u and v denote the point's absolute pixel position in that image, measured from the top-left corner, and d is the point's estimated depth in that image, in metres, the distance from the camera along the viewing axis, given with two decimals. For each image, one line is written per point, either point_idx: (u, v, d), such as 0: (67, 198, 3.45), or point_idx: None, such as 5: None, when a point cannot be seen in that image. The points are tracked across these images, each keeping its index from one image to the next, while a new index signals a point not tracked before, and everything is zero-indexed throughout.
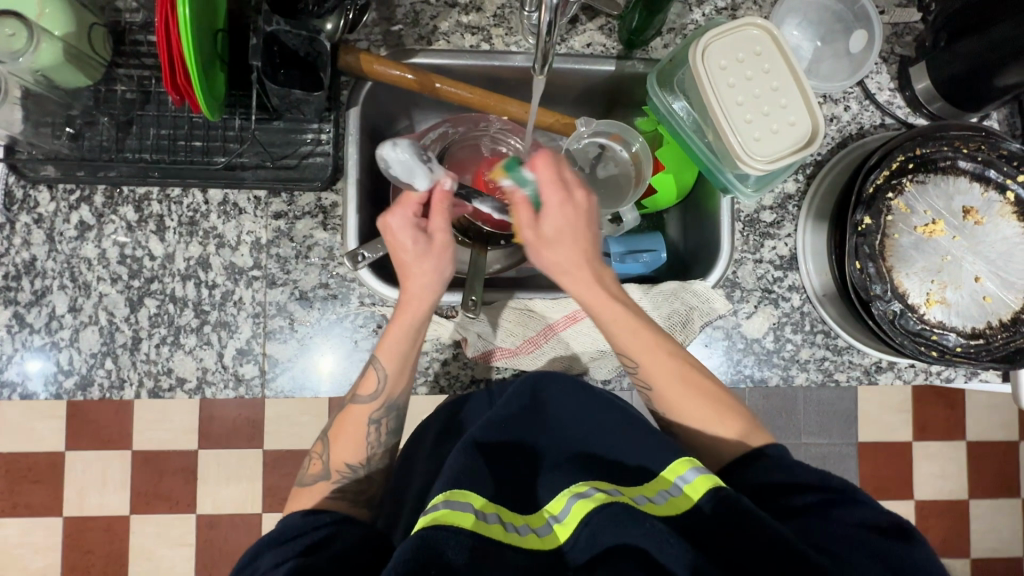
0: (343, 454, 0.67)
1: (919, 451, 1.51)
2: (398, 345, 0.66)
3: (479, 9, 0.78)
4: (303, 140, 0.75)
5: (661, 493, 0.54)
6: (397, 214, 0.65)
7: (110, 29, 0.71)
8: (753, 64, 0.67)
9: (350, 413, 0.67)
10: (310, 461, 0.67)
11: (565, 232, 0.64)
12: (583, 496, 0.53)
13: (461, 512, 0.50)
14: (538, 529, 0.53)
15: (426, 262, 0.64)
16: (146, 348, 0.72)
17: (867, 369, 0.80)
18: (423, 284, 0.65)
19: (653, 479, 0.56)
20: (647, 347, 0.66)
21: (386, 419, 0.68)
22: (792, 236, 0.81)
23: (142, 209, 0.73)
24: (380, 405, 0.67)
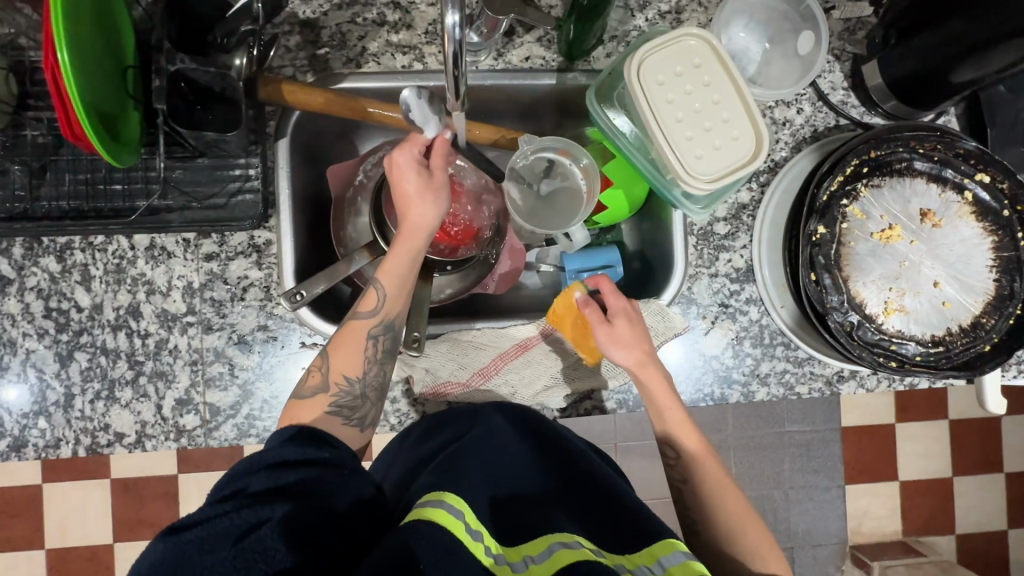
0: (341, 365, 0.63)
1: (902, 432, 1.52)
2: (399, 265, 0.66)
3: (409, 26, 0.74)
4: (230, 177, 0.71)
5: (643, 571, 0.50)
6: (404, 149, 0.67)
7: (12, 68, 0.67)
8: (693, 76, 0.64)
9: (351, 328, 0.64)
10: (309, 372, 0.62)
11: (631, 337, 0.66)
12: (567, 546, 0.49)
13: (454, 519, 0.46)
14: (514, 562, 0.47)
15: (426, 192, 0.66)
16: (80, 404, 0.70)
17: (829, 379, 0.78)
18: (432, 212, 0.67)
19: (638, 551, 0.52)
20: (706, 467, 0.64)
21: (384, 338, 0.65)
22: (747, 247, 0.78)
23: (65, 259, 0.70)
24: (380, 321, 0.64)
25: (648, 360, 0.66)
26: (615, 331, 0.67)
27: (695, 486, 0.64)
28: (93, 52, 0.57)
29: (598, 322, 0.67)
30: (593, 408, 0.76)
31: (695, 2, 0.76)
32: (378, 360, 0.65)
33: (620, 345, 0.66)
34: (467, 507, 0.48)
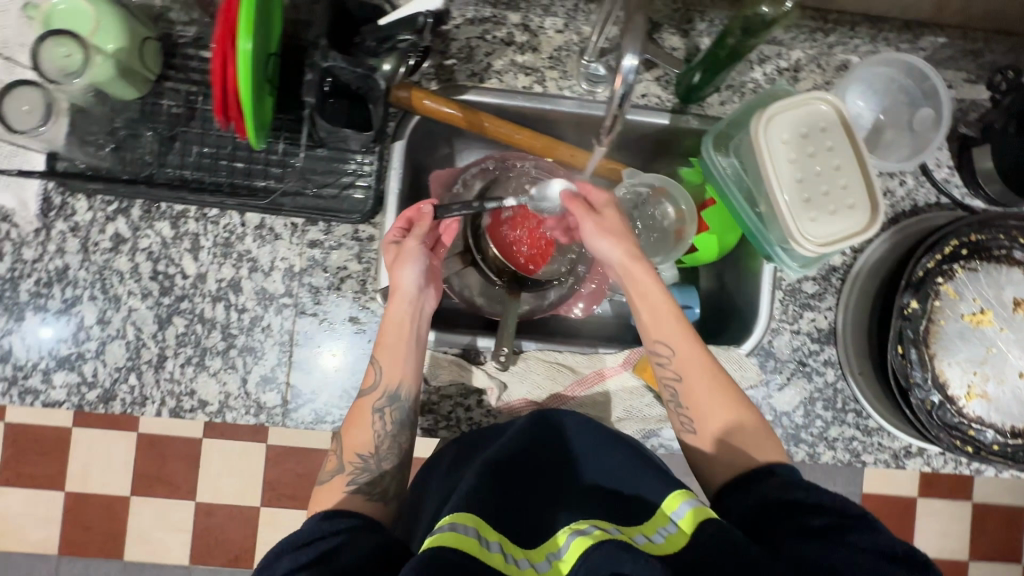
0: (355, 444, 0.66)
1: (923, 507, 1.50)
2: (391, 337, 0.67)
3: (535, 49, 0.76)
4: (345, 170, 0.73)
5: (659, 532, 0.50)
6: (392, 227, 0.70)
7: (162, 42, 0.70)
8: (817, 140, 0.65)
9: (359, 405, 0.67)
10: (326, 456, 0.66)
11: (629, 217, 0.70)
12: (582, 533, 0.49)
13: (468, 538, 0.46)
14: (536, 564, 0.49)
15: (399, 267, 0.67)
16: (170, 367, 0.72)
17: (896, 453, 0.78)
18: (406, 275, 0.67)
19: (652, 517, 0.53)
20: (693, 360, 0.65)
21: (390, 409, 0.67)
22: (833, 309, 0.79)
23: (178, 226, 0.72)
24: (381, 393, 0.67)
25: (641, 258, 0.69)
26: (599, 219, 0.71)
27: (684, 381, 0.65)
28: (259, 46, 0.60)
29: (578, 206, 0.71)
30: (659, 446, 0.77)
31: (814, 63, 0.78)
32: (391, 432, 0.67)
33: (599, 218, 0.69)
34: (478, 520, 0.48)
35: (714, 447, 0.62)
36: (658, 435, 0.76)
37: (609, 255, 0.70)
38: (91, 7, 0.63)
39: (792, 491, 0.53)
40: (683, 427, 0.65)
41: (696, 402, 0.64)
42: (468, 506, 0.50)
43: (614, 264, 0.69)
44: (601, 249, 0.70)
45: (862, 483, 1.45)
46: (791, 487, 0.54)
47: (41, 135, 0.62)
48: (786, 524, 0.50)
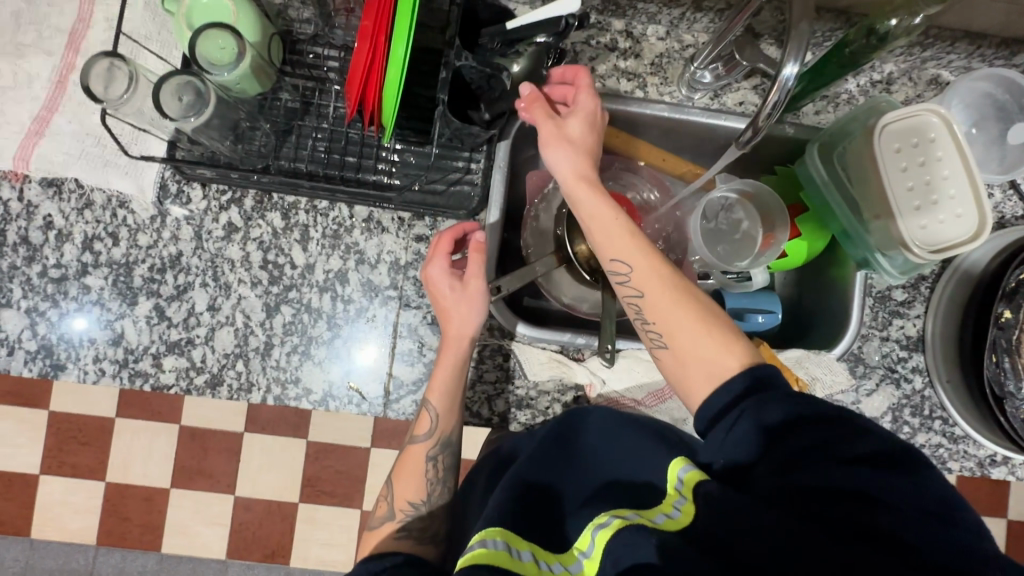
0: (406, 492, 0.68)
1: None
2: (444, 383, 0.68)
3: (637, 55, 0.78)
4: (453, 167, 0.75)
5: (675, 507, 0.49)
6: (433, 263, 0.68)
7: (284, 38, 0.72)
8: (926, 150, 0.66)
9: (410, 453, 0.69)
10: (377, 502, 0.68)
11: (588, 128, 0.64)
12: (603, 526, 0.50)
13: (496, 551, 0.47)
14: (570, 567, 0.49)
15: (463, 307, 0.67)
16: (276, 355, 0.73)
17: (981, 461, 0.79)
18: (471, 318, 0.67)
19: (664, 497, 0.52)
20: (660, 278, 0.60)
21: (442, 456, 0.69)
22: (921, 317, 0.80)
23: (289, 217, 0.74)
24: (436, 442, 0.68)
25: (596, 184, 0.62)
26: (565, 131, 0.63)
27: (648, 298, 0.60)
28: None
29: (541, 110, 0.63)
30: None
31: (906, 77, 0.80)
32: (438, 479, 0.69)
33: (571, 136, 0.63)
34: (508, 534, 0.49)
35: (689, 363, 0.58)
36: None
37: (561, 174, 0.62)
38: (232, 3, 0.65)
39: (779, 405, 0.52)
40: (654, 347, 0.61)
41: (668, 324, 0.59)
42: (495, 520, 0.51)
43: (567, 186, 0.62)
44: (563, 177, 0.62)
45: None
46: (778, 402, 0.52)
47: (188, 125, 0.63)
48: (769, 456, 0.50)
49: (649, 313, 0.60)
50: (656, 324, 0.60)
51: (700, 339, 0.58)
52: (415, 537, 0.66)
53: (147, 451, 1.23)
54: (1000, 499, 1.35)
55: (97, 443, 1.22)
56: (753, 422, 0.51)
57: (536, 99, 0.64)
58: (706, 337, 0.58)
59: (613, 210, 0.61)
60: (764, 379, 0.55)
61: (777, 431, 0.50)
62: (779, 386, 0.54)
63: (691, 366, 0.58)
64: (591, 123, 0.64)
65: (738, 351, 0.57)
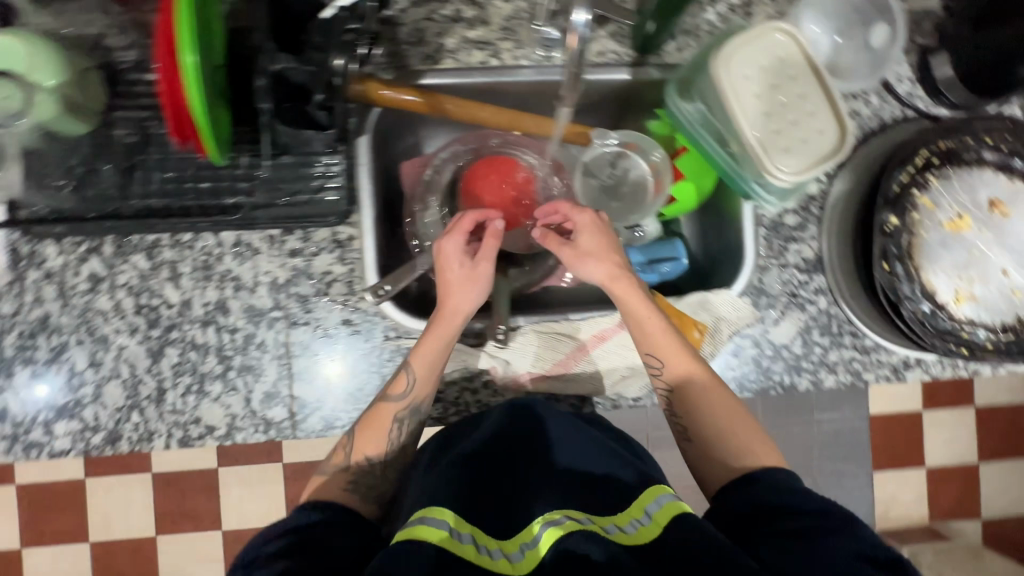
0: (366, 444, 0.66)
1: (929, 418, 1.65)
2: (428, 353, 0.66)
3: (485, 22, 0.75)
4: (313, 174, 0.72)
5: (631, 523, 0.51)
6: (451, 239, 0.69)
7: (103, 71, 0.68)
8: (778, 70, 0.64)
9: (380, 410, 0.66)
10: (336, 449, 0.66)
11: (599, 238, 0.69)
12: (554, 523, 0.51)
13: (433, 531, 0.49)
14: (510, 554, 0.50)
15: (467, 285, 0.67)
16: (171, 398, 0.71)
17: (895, 367, 0.80)
18: (467, 297, 0.67)
19: (626, 508, 0.53)
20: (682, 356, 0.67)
21: (408, 422, 0.67)
22: (815, 239, 0.80)
23: (154, 256, 0.71)
24: (407, 405, 0.66)
25: (616, 272, 0.67)
26: (581, 247, 0.69)
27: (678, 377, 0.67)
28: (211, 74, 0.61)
29: (555, 241, 0.70)
30: None
31: None
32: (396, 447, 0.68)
33: (458, 304, 0.66)
34: (452, 516, 0.51)
35: (699, 410, 0.65)
36: None
37: (413, 377, 0.66)
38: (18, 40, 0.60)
39: (790, 496, 0.56)
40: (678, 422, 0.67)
41: (694, 398, 0.66)
42: (442, 501, 0.53)
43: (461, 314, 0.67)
44: (456, 308, 0.67)
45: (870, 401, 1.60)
46: (772, 492, 0.57)
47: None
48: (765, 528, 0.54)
49: (678, 396, 0.67)
50: (676, 392, 0.67)
51: (716, 413, 0.65)
52: (363, 492, 0.64)
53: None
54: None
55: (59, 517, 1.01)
56: (749, 500, 0.57)
57: (549, 235, 0.71)
58: (723, 411, 0.65)
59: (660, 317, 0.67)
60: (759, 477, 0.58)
61: (776, 518, 0.54)
62: (792, 482, 0.58)
63: (707, 465, 0.63)
64: (604, 243, 0.69)
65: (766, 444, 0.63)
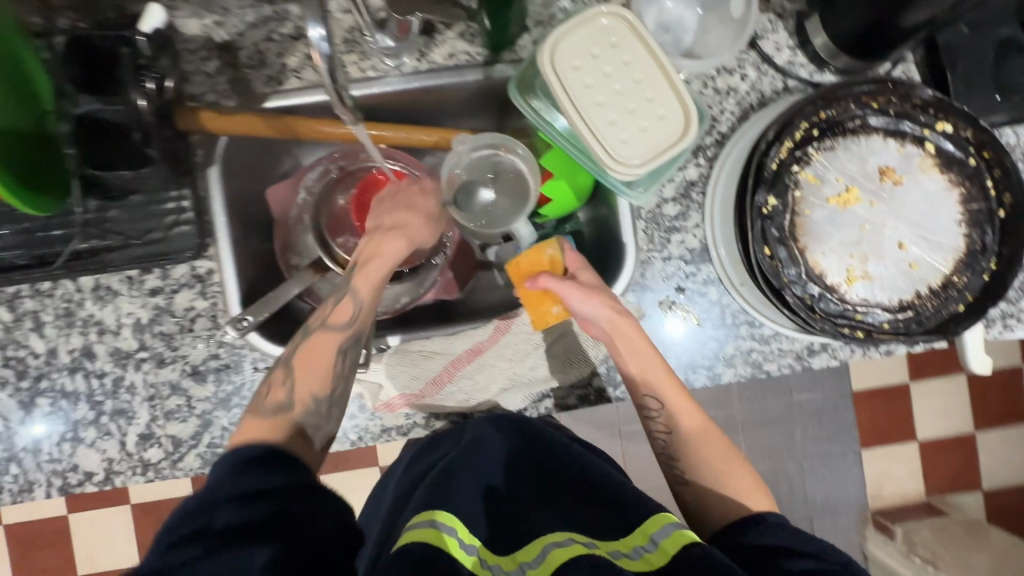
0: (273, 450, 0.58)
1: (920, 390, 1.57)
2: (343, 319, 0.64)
3: (327, 36, 0.72)
4: (165, 210, 0.70)
5: (637, 549, 0.50)
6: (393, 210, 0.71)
7: None
8: (611, 56, 0.61)
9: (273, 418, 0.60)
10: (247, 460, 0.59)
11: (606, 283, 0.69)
12: (560, 545, 0.50)
13: (438, 535, 0.49)
14: (510, 571, 0.50)
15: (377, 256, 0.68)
16: (47, 447, 0.71)
17: (799, 354, 0.76)
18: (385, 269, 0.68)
19: (629, 532, 0.53)
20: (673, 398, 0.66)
21: (310, 416, 0.61)
22: (700, 226, 0.75)
23: (16, 307, 0.71)
24: (324, 397, 0.62)
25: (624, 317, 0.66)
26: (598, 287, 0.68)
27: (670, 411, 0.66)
28: (23, 125, 0.62)
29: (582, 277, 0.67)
30: (554, 406, 0.74)
31: None
32: None
33: (389, 250, 0.68)
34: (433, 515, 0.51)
35: (694, 444, 0.65)
36: (550, 397, 0.74)
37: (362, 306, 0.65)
38: None
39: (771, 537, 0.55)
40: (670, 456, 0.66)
41: (700, 441, 0.65)
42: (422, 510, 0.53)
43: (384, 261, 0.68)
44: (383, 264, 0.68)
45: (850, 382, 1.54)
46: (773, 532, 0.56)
47: None
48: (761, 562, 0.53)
49: (682, 444, 0.66)
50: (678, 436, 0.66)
51: (716, 446, 0.65)
52: None
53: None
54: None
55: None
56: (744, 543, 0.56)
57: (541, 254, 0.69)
58: (716, 441, 0.65)
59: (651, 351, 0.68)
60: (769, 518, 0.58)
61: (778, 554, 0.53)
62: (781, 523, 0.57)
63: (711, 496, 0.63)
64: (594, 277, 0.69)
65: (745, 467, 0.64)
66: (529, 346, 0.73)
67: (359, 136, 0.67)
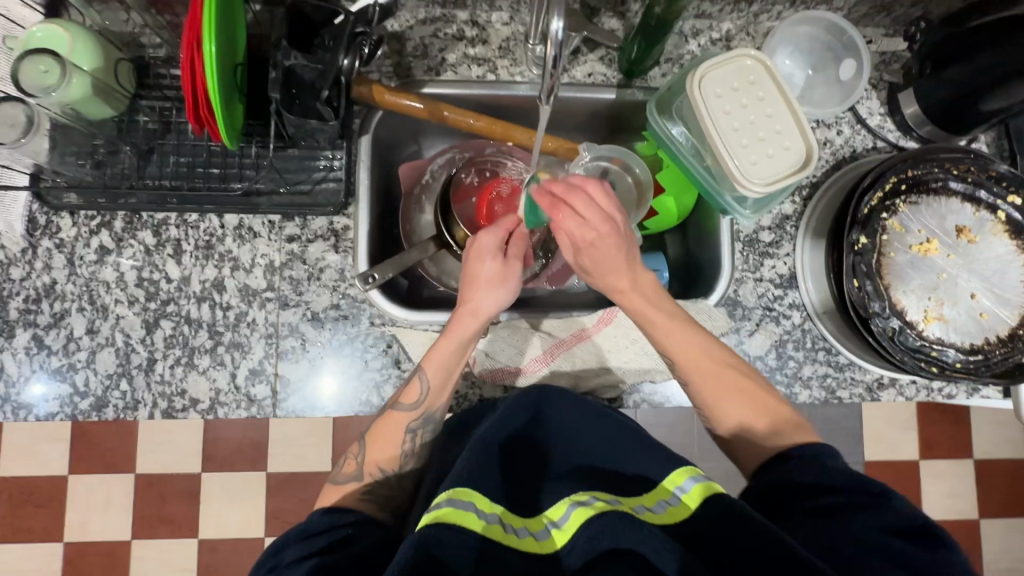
0: (377, 455, 0.67)
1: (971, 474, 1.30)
2: (445, 357, 0.68)
3: (485, 41, 0.82)
4: (316, 167, 0.77)
5: (660, 503, 0.56)
6: (490, 235, 0.68)
7: (134, 63, 0.75)
8: (748, 91, 0.71)
9: (390, 419, 0.68)
10: (347, 459, 0.67)
11: (610, 238, 0.61)
12: (583, 504, 0.54)
13: (465, 513, 0.51)
14: (536, 532, 0.55)
15: (495, 287, 0.68)
16: (160, 369, 0.74)
17: (869, 386, 0.82)
18: (489, 302, 0.67)
19: (653, 489, 0.58)
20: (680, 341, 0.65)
21: (423, 430, 0.69)
22: (791, 255, 0.83)
23: (160, 233, 0.76)
24: (419, 414, 0.68)
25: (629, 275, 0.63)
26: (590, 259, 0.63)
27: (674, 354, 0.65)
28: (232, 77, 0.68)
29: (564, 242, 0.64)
30: (642, 401, 0.81)
31: (743, 32, 0.84)
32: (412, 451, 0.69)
33: (484, 313, 0.67)
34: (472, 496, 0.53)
35: (718, 400, 0.65)
36: (639, 391, 0.81)
37: (427, 387, 0.68)
38: (66, 32, 0.68)
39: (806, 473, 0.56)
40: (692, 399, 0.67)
41: (716, 402, 0.65)
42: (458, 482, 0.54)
43: (474, 326, 0.68)
44: (481, 314, 0.67)
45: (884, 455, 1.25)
46: (800, 471, 0.57)
47: (21, 146, 0.65)
48: (797, 503, 0.55)
49: (700, 397, 0.66)
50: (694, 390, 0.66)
51: (744, 411, 0.64)
52: (377, 502, 0.66)
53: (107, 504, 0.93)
54: (963, 434, 1.29)
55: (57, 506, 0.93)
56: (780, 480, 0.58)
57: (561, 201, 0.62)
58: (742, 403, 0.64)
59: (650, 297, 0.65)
60: (794, 454, 0.59)
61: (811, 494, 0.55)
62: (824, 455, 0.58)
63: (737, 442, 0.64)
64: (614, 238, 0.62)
65: (783, 413, 0.64)
66: (628, 340, 0.79)
67: (538, 133, 0.71)
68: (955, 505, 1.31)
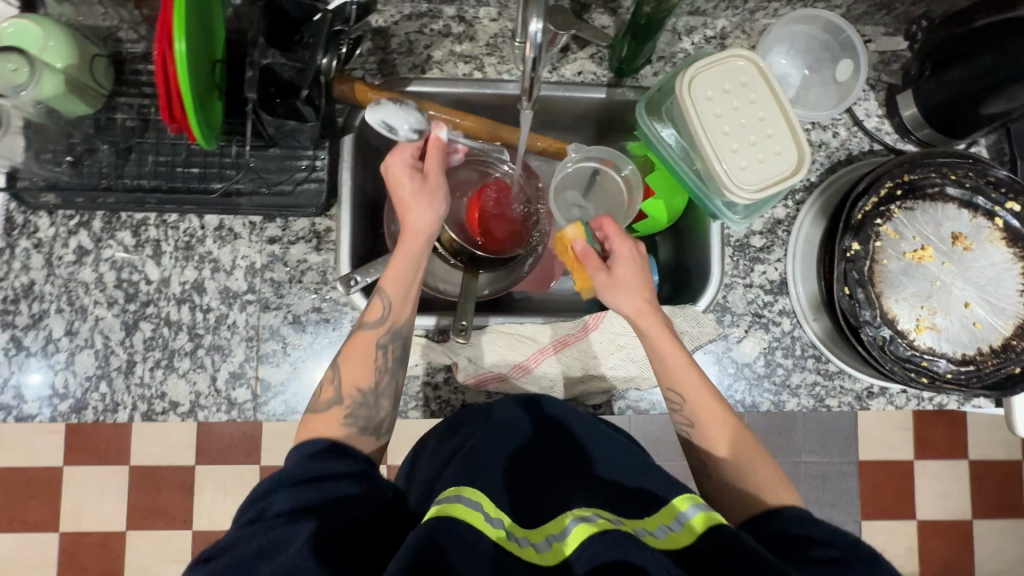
0: (354, 377, 0.62)
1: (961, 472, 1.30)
2: (403, 270, 0.65)
3: (472, 38, 0.80)
4: (298, 167, 0.75)
5: (663, 527, 0.46)
6: (397, 158, 0.67)
7: (112, 58, 0.73)
8: (740, 94, 0.70)
9: (356, 338, 0.64)
10: (322, 387, 0.62)
11: (633, 266, 0.68)
12: (584, 519, 0.44)
13: (458, 512, 0.45)
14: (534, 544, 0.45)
15: (423, 200, 0.66)
16: (140, 372, 0.73)
17: (859, 395, 0.81)
18: (428, 214, 0.66)
19: (657, 512, 0.47)
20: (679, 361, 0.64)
21: (394, 346, 0.64)
22: (782, 261, 0.82)
23: (139, 234, 0.75)
24: (386, 330, 0.64)
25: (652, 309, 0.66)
26: (614, 276, 0.68)
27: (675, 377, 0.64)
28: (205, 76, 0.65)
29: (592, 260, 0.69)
30: (626, 407, 0.80)
31: (739, 30, 0.82)
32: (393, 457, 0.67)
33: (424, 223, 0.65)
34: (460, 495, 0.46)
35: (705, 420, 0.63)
36: (624, 398, 0.80)
37: (391, 306, 0.64)
38: (38, 28, 0.66)
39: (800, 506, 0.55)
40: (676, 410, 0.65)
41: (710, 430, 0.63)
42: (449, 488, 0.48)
43: (429, 230, 0.66)
44: (425, 227, 0.66)
45: (876, 454, 1.24)
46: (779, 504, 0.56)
47: None
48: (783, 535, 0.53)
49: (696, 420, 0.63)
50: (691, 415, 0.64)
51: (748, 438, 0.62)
52: None
53: (94, 500, 0.92)
54: (957, 434, 1.28)
55: (44, 502, 0.93)
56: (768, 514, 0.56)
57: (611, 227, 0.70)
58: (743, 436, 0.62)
59: (677, 348, 0.65)
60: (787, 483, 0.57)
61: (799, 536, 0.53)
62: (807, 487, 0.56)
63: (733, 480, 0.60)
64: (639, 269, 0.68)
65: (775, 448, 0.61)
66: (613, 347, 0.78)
67: (522, 137, 0.70)
68: (948, 506, 1.30)
